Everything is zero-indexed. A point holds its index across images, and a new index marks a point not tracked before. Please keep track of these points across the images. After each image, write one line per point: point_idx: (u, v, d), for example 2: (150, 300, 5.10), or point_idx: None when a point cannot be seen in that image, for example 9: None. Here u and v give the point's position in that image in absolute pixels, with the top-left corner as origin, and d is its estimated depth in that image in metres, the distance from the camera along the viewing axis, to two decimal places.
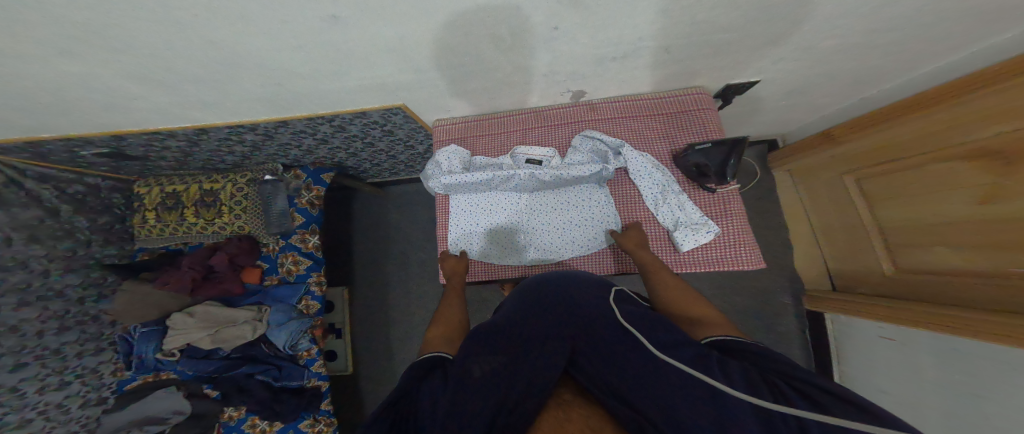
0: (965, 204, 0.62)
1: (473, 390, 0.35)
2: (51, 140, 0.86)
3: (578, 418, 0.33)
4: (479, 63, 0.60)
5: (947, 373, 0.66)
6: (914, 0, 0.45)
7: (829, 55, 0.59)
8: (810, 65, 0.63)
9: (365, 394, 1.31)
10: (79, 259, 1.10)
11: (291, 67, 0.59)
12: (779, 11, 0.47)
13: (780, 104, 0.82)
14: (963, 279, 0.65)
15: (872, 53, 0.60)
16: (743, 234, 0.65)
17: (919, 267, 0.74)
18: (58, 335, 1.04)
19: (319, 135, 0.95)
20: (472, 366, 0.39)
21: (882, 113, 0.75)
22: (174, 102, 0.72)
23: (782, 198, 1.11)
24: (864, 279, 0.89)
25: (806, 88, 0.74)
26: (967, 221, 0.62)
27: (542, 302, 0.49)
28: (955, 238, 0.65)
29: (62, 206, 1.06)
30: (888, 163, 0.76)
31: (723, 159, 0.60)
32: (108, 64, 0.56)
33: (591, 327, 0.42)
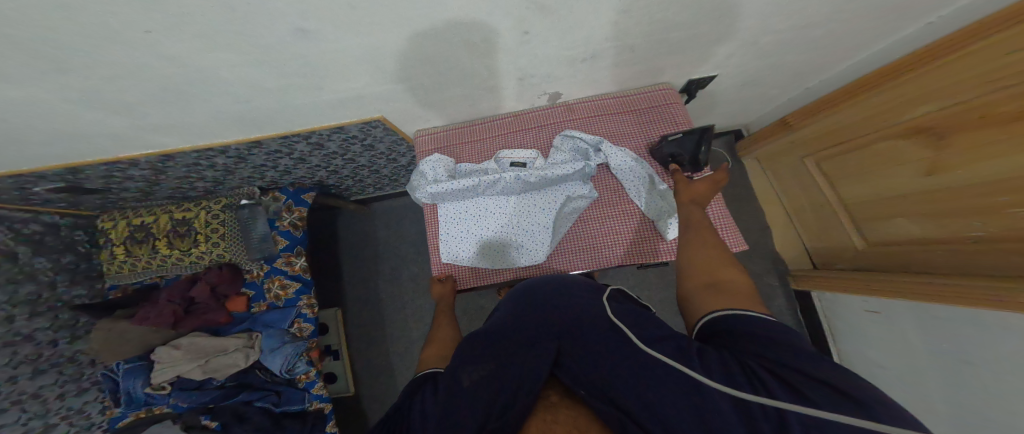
0: (909, 178, 0.69)
1: (466, 399, 0.37)
2: (1, 177, 0.81)
3: (564, 418, 0.34)
4: (454, 71, 0.61)
5: (934, 341, 0.71)
6: None
7: (781, 46, 0.64)
8: (766, 56, 0.68)
9: (368, 410, 1.30)
10: (45, 302, 1.04)
11: (261, 83, 0.57)
12: (729, 8, 0.51)
13: (743, 93, 0.87)
14: (923, 247, 0.71)
15: (823, 40, 0.64)
16: (722, 219, 0.69)
17: (884, 239, 0.80)
18: (34, 379, 0.98)
19: (297, 154, 0.93)
20: (461, 375, 0.41)
21: (824, 101, 0.82)
22: (137, 126, 0.68)
23: (754, 183, 1.17)
24: (839, 254, 0.95)
25: (758, 79, 0.79)
26: (914, 193, 0.69)
27: (536, 308, 0.51)
28: (909, 210, 0.71)
29: (19, 248, 0.99)
30: (837, 146, 0.83)
31: (694, 146, 0.66)
32: (62, 91, 0.53)
33: (580, 329, 0.44)
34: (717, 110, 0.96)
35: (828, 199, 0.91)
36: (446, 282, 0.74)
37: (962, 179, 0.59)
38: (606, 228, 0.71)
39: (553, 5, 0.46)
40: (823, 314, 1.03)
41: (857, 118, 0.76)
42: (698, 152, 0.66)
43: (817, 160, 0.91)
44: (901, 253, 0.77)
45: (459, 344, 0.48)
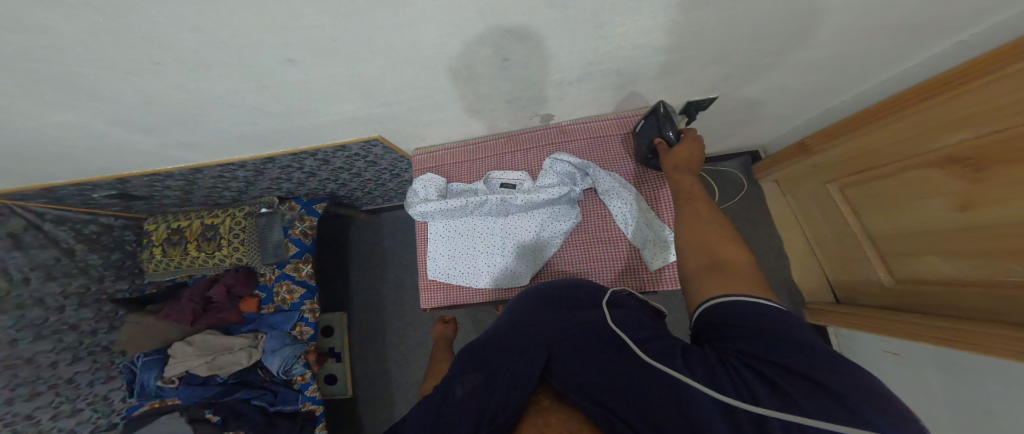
0: (941, 211, 0.61)
1: (454, 417, 0.32)
2: (63, 186, 0.92)
3: (558, 424, 0.29)
4: (442, 95, 0.62)
5: (957, 386, 0.63)
6: (849, 12, 0.45)
7: (785, 67, 0.60)
8: (772, 77, 0.63)
9: (364, 418, 1.31)
10: (92, 295, 1.16)
11: (263, 106, 0.62)
12: (718, 33, 0.48)
13: (758, 113, 0.81)
14: (953, 290, 0.63)
15: (837, 61, 0.59)
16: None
17: (913, 277, 0.71)
18: (71, 365, 1.08)
19: (307, 168, 0.98)
20: (454, 385, 0.35)
21: (841, 125, 0.76)
22: (165, 145, 0.76)
23: (770, 206, 1.09)
24: (863, 289, 0.85)
25: (771, 98, 0.74)
26: (947, 228, 0.61)
27: (530, 307, 0.47)
28: (942, 246, 0.63)
29: (77, 245, 1.12)
30: (861, 173, 0.76)
31: (656, 127, 0.60)
32: (100, 115, 0.60)
33: (569, 327, 0.39)
34: (728, 129, 0.90)
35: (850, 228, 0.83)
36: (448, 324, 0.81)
37: (1001, 217, 0.52)
38: (590, 254, 0.69)
39: (530, 32, 0.46)
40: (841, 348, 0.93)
41: (886, 142, 0.69)
42: (663, 130, 0.59)
43: (839, 187, 0.83)
44: (932, 294, 0.68)
45: (457, 352, 0.41)
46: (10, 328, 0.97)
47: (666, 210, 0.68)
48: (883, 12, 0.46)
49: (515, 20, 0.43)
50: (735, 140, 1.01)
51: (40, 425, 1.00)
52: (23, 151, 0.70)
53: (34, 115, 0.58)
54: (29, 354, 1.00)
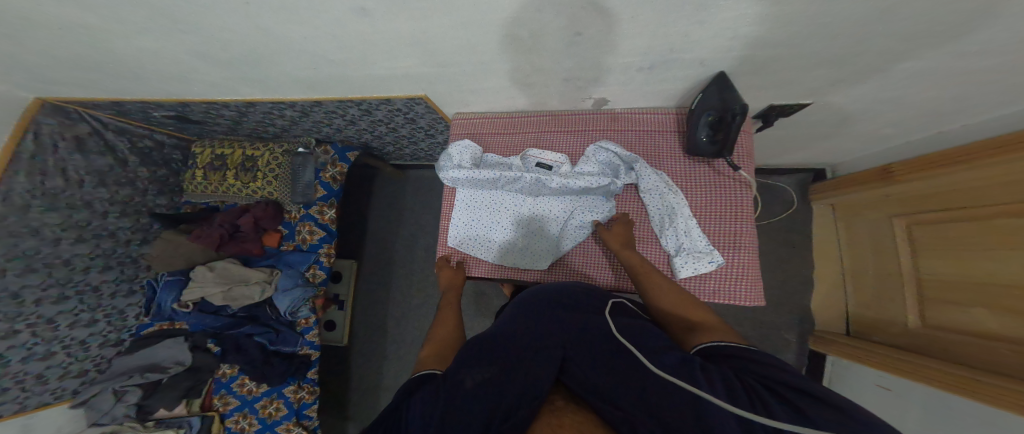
0: (1010, 265, 0.55)
1: (468, 396, 0.35)
2: (130, 101, 0.97)
3: (570, 423, 0.32)
4: (500, 63, 0.61)
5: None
6: (998, 34, 0.40)
7: (897, 80, 0.54)
8: (881, 88, 0.57)
9: (355, 368, 1.36)
10: (135, 206, 1.23)
11: (328, 55, 0.63)
12: (839, 31, 0.42)
13: (833, 129, 0.75)
14: (985, 342, 0.59)
15: (957, 81, 0.53)
16: (749, 271, 0.62)
17: (944, 325, 0.68)
18: (100, 273, 1.15)
19: (349, 118, 1.00)
20: (465, 376, 0.39)
21: (950, 155, 0.67)
22: (229, 78, 0.79)
23: (817, 233, 1.06)
24: (884, 328, 0.82)
25: (862, 113, 0.67)
26: (1006, 282, 0.55)
27: (539, 308, 0.51)
28: (992, 300, 0.58)
29: (130, 158, 1.20)
30: (950, 209, 0.68)
31: (720, 94, 0.54)
32: (178, 44, 0.64)
33: (579, 339, 0.43)
34: (790, 140, 0.85)
35: (902, 267, 0.78)
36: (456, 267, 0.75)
37: None
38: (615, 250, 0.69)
39: (611, 9, 0.42)
40: (832, 379, 0.95)
41: (982, 184, 0.62)
42: (728, 94, 0.53)
43: (907, 222, 0.77)
44: (957, 344, 0.64)
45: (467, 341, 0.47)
46: (57, 227, 1.05)
47: (708, 219, 0.65)
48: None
49: None
50: (796, 152, 0.95)
51: (57, 331, 1.06)
52: (101, 63, 0.74)
53: (123, 36, 0.62)
54: (67, 256, 1.08)
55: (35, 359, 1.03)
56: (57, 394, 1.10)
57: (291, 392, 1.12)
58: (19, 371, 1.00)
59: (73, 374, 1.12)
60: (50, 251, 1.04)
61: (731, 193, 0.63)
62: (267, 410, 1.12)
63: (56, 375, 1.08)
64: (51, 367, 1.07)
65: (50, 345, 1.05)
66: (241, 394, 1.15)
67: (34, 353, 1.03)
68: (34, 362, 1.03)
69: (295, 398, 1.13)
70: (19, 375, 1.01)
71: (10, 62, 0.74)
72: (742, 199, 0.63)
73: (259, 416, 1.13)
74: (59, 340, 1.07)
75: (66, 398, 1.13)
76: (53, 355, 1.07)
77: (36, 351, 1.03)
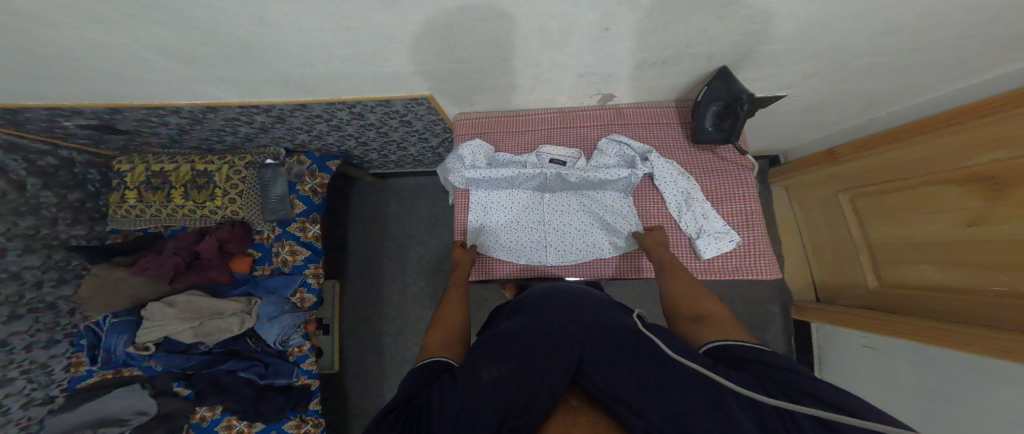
0: (951, 225, 0.68)
1: (482, 395, 0.38)
2: (35, 107, 0.80)
3: (584, 423, 0.35)
4: (517, 58, 0.61)
5: (924, 379, 0.74)
6: (939, 29, 0.50)
7: (856, 73, 0.64)
8: (836, 83, 0.68)
9: (350, 396, 1.25)
10: (41, 239, 1.03)
11: (333, 50, 0.59)
12: (827, 23, 0.49)
13: (795, 119, 0.87)
14: (941, 294, 0.72)
15: (895, 74, 0.64)
16: (763, 245, 0.73)
17: (900, 282, 0.82)
18: (6, 324, 0.96)
19: (335, 122, 0.92)
20: (481, 370, 0.42)
21: (879, 137, 0.81)
22: (194, 77, 0.70)
23: (776, 211, 1.22)
24: (848, 291, 0.98)
25: (820, 105, 0.79)
26: (950, 240, 0.69)
27: (557, 306, 0.53)
28: (938, 257, 0.71)
29: (29, 179, 0.99)
30: (884, 183, 0.82)
31: (727, 87, 0.61)
32: (142, 34, 0.55)
33: (596, 335, 0.44)
34: (757, 132, 0.97)
35: (853, 235, 0.92)
36: (468, 250, 0.74)
37: (1004, 231, 0.58)
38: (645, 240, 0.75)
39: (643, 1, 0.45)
40: (818, 342, 1.09)
41: (907, 162, 0.76)
42: (735, 86, 0.61)
43: (849, 197, 0.92)
44: (913, 298, 0.78)
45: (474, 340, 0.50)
46: None
47: (719, 203, 0.76)
48: (958, 33, 0.51)
49: None
50: (759, 142, 1.08)
51: None
52: (13, 59, 0.61)
53: (62, 26, 0.52)
54: None
55: None
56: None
57: (292, 428, 1.00)
58: None
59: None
60: None
61: (737, 175, 0.75)
62: None
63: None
64: None
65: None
66: None
67: None
68: None
69: None
70: None
71: None
72: (746, 182, 0.75)
73: None
74: None
75: None
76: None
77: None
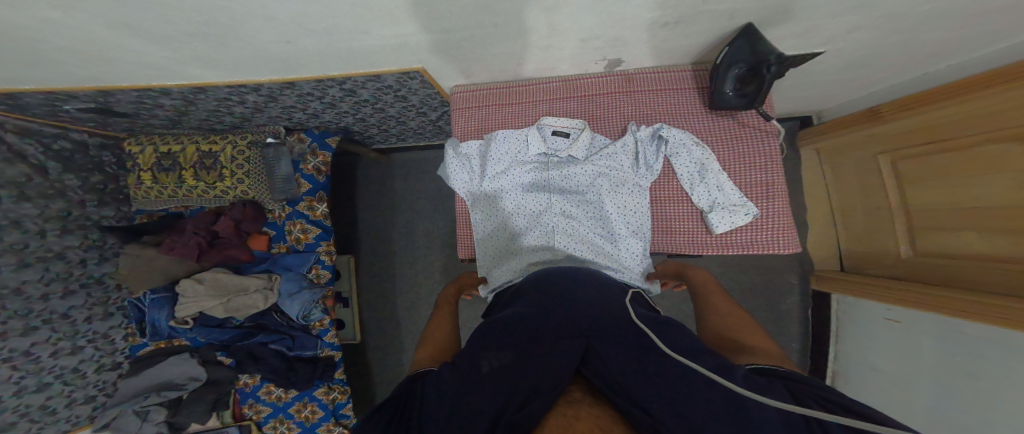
0: (1000, 190, 0.61)
1: (481, 383, 0.40)
2: (32, 93, 0.80)
3: (586, 417, 0.35)
4: (512, 24, 0.54)
5: (948, 354, 0.73)
6: None
7: (919, 23, 0.53)
8: (889, 35, 0.58)
9: (373, 362, 1.36)
10: (75, 220, 1.08)
11: (309, 23, 0.54)
12: None
13: (833, 77, 0.78)
14: (979, 264, 0.67)
15: (966, 21, 0.54)
16: (783, 219, 0.69)
17: (937, 250, 0.77)
18: (63, 299, 1.06)
19: (328, 99, 0.88)
20: (483, 361, 0.43)
21: (934, 91, 0.71)
22: (171, 57, 0.66)
23: (804, 176, 1.14)
24: (875, 259, 0.94)
25: (868, 59, 0.69)
26: (998, 206, 0.62)
27: (560, 299, 0.53)
28: (983, 225, 0.65)
29: (49, 164, 1.02)
30: (932, 144, 0.74)
31: (750, 47, 0.53)
32: (100, 13, 0.51)
33: (603, 330, 0.46)
34: (787, 93, 0.88)
35: (891, 201, 0.86)
36: (469, 271, 0.79)
37: None
38: (653, 215, 0.74)
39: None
40: (836, 314, 1.09)
41: (959, 116, 0.67)
42: (760, 46, 0.52)
43: (891, 158, 0.84)
44: (948, 267, 0.74)
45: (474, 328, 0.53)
46: None
47: (737, 174, 0.70)
48: None
49: None
50: (788, 103, 0.98)
51: (42, 363, 1.02)
52: None
53: (17, 9, 0.48)
54: (15, 284, 0.96)
55: (30, 392, 1.01)
56: (72, 421, 1.12)
57: (324, 395, 1.12)
58: (19, 406, 0.99)
59: (79, 401, 1.13)
60: None
61: (760, 143, 0.69)
62: (303, 414, 1.14)
63: (62, 404, 1.09)
64: (53, 396, 1.06)
65: (41, 376, 1.03)
66: (269, 401, 1.15)
67: (25, 387, 1.00)
68: (30, 395, 1.01)
69: (328, 400, 1.12)
70: (20, 409, 1.00)
71: None
72: (770, 151, 0.69)
73: (296, 420, 1.15)
74: (48, 371, 1.04)
75: (84, 424, 1.15)
76: (49, 386, 1.05)
77: (26, 385, 1.00)
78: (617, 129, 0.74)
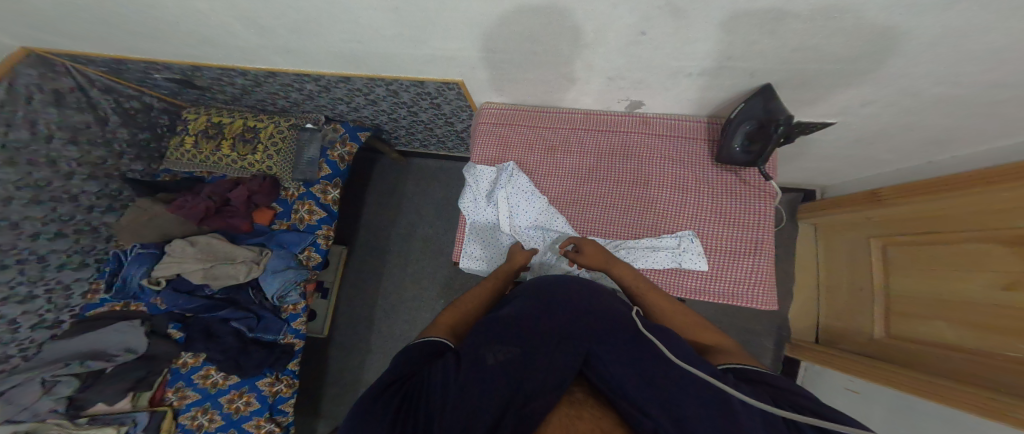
0: (987, 288, 0.61)
1: (484, 378, 0.35)
2: (136, 60, 0.95)
3: (589, 416, 0.33)
4: (549, 54, 0.65)
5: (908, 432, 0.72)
6: (978, 74, 0.48)
7: (893, 108, 0.62)
8: (867, 117, 0.67)
9: (332, 362, 1.30)
10: (105, 168, 1.15)
11: (381, 30, 0.66)
12: (864, 54, 0.50)
13: (821, 150, 0.86)
14: (949, 352, 0.68)
15: (934, 116, 0.62)
16: (766, 276, 0.72)
17: (910, 335, 0.78)
18: (50, 242, 1.05)
19: (372, 97, 1.00)
20: (485, 354, 0.39)
21: (925, 185, 0.77)
22: (263, 45, 0.80)
23: (799, 248, 1.18)
24: (850, 337, 0.96)
25: (875, 140, 0.76)
26: (982, 304, 0.62)
27: (556, 300, 0.49)
28: (961, 318, 0.66)
29: (113, 116, 1.14)
30: (922, 234, 0.77)
31: (764, 105, 0.61)
32: (228, 4, 0.65)
33: (606, 333, 0.42)
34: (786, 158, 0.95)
35: (876, 283, 0.88)
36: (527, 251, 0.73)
37: None
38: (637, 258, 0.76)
39: (688, 11, 0.46)
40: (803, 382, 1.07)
41: (950, 211, 0.71)
42: (772, 105, 0.60)
43: (882, 244, 0.88)
44: (918, 353, 0.75)
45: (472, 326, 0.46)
46: (10, 184, 0.97)
47: (727, 225, 0.75)
48: (1011, 79, 0.48)
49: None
50: (790, 171, 1.06)
51: None
52: (122, 13, 0.73)
53: None
54: (15, 218, 0.98)
55: None
56: None
57: (267, 385, 1.04)
58: None
59: None
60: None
61: (757, 202, 0.74)
62: (233, 404, 1.02)
63: None
64: None
65: None
66: (202, 386, 1.04)
67: None
68: None
69: (268, 392, 1.04)
70: None
71: (27, 5, 0.73)
72: (765, 211, 0.73)
73: (223, 412, 1.02)
74: None
75: None
76: None
77: None
78: (628, 166, 0.80)
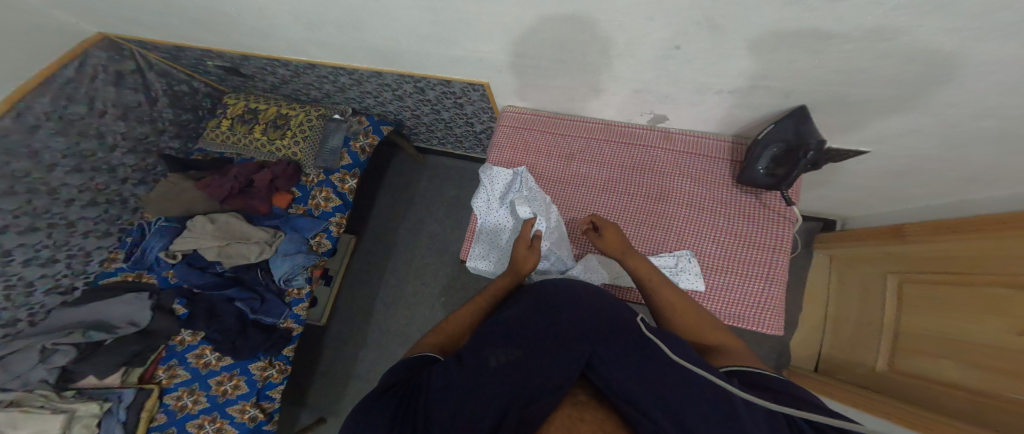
0: (995, 330, 0.56)
1: (484, 379, 0.33)
2: (192, 48, 1.03)
3: (592, 419, 0.31)
4: (577, 61, 0.66)
5: None
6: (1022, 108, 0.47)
7: (927, 137, 0.60)
8: (899, 145, 0.65)
9: (326, 353, 1.27)
10: (145, 144, 1.22)
11: (418, 30, 0.69)
12: (899, 79, 0.49)
13: (849, 178, 0.83)
14: (947, 390, 0.63)
15: (971, 151, 0.60)
16: (776, 302, 0.70)
17: (911, 371, 0.73)
18: (81, 209, 1.09)
19: (399, 93, 1.04)
20: (488, 355, 0.37)
21: (957, 223, 0.72)
22: (307, 39, 0.85)
23: (810, 279, 1.13)
24: (852, 368, 0.90)
25: (908, 171, 0.73)
26: (988, 345, 0.57)
27: (561, 298, 0.47)
28: (965, 356, 0.61)
29: (161, 97, 1.22)
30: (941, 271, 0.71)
31: (795, 128, 0.60)
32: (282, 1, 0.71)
33: (613, 333, 0.40)
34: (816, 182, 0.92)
35: (886, 316, 0.82)
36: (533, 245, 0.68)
37: None
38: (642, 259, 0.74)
39: (725, 26, 0.47)
40: None
41: (973, 247, 0.66)
42: (805, 128, 0.59)
43: (900, 279, 0.82)
44: (917, 389, 0.70)
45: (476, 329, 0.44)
46: (58, 153, 1.03)
47: (741, 246, 0.72)
48: None
49: (722, 11, 0.43)
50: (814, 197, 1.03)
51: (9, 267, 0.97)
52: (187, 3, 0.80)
53: None
54: (56, 184, 1.04)
55: None
56: None
57: (258, 370, 1.02)
58: None
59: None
60: (40, 177, 1.00)
61: (776, 228, 0.71)
62: (222, 387, 1.01)
63: None
64: None
65: None
66: (194, 366, 1.03)
67: None
68: None
69: (259, 376, 1.03)
70: None
71: None
72: (784, 237, 0.71)
73: (210, 394, 1.01)
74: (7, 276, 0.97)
75: None
76: None
77: None
78: (645, 178, 0.79)
